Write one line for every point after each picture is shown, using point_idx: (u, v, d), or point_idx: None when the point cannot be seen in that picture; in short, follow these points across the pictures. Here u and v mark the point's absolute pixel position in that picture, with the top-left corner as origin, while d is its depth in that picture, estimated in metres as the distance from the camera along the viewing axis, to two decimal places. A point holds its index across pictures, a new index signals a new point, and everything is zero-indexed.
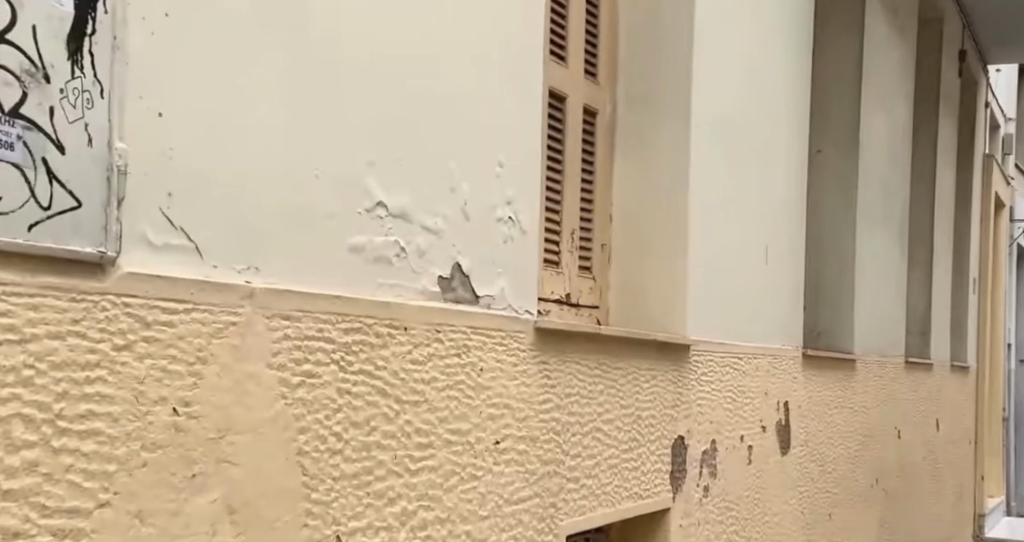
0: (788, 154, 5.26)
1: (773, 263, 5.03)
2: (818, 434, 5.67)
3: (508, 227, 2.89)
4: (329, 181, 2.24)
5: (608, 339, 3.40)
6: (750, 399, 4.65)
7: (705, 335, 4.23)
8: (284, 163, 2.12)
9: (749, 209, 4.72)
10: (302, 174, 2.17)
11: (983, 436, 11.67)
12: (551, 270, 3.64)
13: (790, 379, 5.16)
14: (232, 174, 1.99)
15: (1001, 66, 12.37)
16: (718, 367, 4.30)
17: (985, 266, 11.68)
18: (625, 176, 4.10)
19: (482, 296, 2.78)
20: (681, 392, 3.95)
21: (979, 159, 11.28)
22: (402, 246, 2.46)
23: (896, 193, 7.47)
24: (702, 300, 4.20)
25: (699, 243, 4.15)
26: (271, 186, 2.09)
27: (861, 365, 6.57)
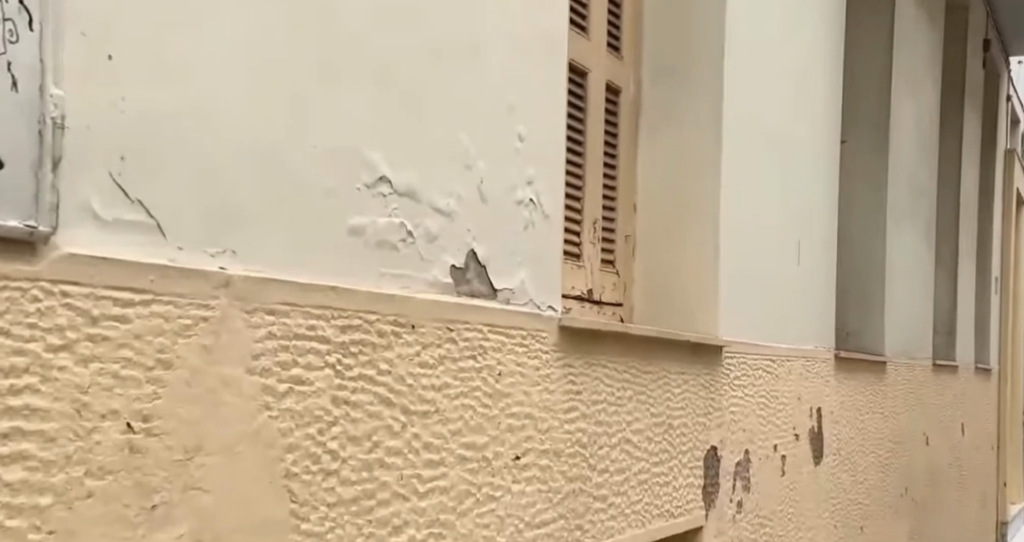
0: (821, 144, 4.90)
1: (805, 259, 4.67)
2: (850, 441, 5.30)
3: (530, 211, 2.53)
4: (322, 152, 1.89)
5: (637, 340, 3.04)
6: (784, 405, 4.29)
7: (737, 336, 3.86)
8: (267, 128, 1.77)
9: (782, 201, 4.36)
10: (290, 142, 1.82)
11: (1005, 442, 11.29)
12: (571, 263, 3.29)
13: (822, 383, 4.80)
14: (204, 136, 1.64)
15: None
16: (751, 370, 3.94)
17: (1007, 266, 11.30)
18: (650, 161, 3.73)
19: (500, 289, 2.42)
20: (714, 398, 3.59)
21: (1002, 154, 10.89)
22: (408, 230, 2.11)
23: (924, 186, 7.11)
24: (734, 298, 3.83)
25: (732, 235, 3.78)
26: (253, 153, 1.74)
27: (891, 368, 6.21)
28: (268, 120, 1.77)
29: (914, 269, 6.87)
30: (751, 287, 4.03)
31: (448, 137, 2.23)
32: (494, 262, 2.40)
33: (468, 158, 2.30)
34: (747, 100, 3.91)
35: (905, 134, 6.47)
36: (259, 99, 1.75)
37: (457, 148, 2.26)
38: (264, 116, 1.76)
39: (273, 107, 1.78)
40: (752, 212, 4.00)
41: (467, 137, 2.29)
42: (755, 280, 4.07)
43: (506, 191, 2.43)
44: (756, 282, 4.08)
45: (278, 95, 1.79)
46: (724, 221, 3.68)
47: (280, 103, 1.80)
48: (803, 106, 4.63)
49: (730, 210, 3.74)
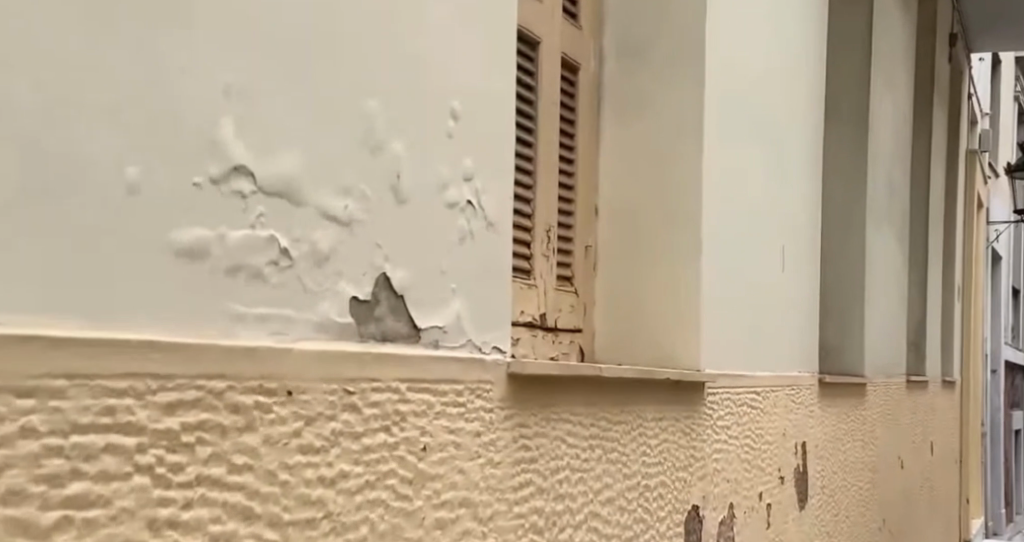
0: (804, 139, 4.22)
1: (787, 273, 3.98)
2: (833, 476, 4.66)
3: (467, 217, 1.83)
4: (145, 133, 1.21)
5: (607, 382, 2.36)
6: (770, 445, 3.62)
7: (719, 367, 3.16)
8: (97, 96, 1.15)
9: (764, 205, 3.68)
10: (135, 122, 1.19)
11: (968, 455, 10.75)
12: (522, 284, 2.60)
13: (807, 413, 4.15)
14: (10, 80, 1.07)
15: (983, 54, 11.42)
16: (735, 407, 3.27)
17: (967, 270, 10.75)
18: (614, 155, 3.03)
19: (427, 330, 1.72)
20: (696, 445, 2.92)
21: (964, 155, 10.33)
22: (281, 249, 1.40)
23: (901, 186, 6.50)
24: (716, 323, 3.13)
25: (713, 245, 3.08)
26: (10, 116, 1.08)
27: (870, 389, 5.59)
28: (99, 85, 1.16)
29: (892, 278, 6.24)
30: (734, 308, 3.33)
31: (346, 110, 1.53)
32: (417, 291, 1.69)
33: (378, 141, 1.60)
34: (729, 80, 3.23)
35: (883, 132, 5.86)
36: (57, 34, 1.11)
37: (361, 125, 1.56)
38: (93, 79, 1.15)
39: (47, 44, 1.11)
40: (734, 216, 3.31)
41: (375, 109, 1.59)
42: (738, 300, 3.37)
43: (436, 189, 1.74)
44: (738, 301, 3.37)
45: (120, 50, 1.18)
46: (706, 230, 2.99)
47: (128, 62, 1.19)
48: (787, 95, 3.96)
49: (711, 215, 3.05)
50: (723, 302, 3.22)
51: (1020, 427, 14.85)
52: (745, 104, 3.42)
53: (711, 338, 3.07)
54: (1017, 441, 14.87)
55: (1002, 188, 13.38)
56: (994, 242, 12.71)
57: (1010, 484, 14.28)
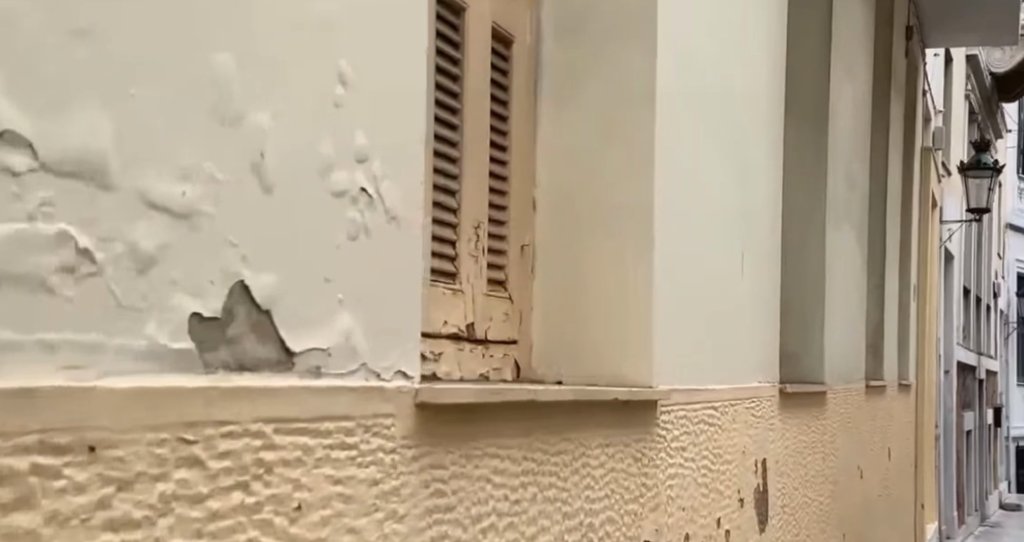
0: (765, 130, 3.86)
1: (747, 276, 3.61)
2: (794, 493, 4.31)
3: (360, 211, 1.45)
4: None
5: (542, 408, 1.98)
6: (728, 465, 3.27)
7: (674, 381, 2.79)
8: None
9: (725, 202, 3.30)
10: None
11: (923, 459, 10.47)
12: (444, 289, 2.22)
13: (768, 426, 3.80)
14: None
15: (940, 48, 11.13)
16: (691, 426, 2.91)
17: (922, 270, 10.47)
18: (553, 140, 2.66)
19: (303, 355, 1.34)
20: (647, 472, 2.55)
21: (919, 152, 10.04)
22: (77, 249, 1.03)
23: (860, 182, 6.16)
24: (671, 331, 2.76)
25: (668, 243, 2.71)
26: None
27: (830, 396, 5.26)
28: None
29: (852, 279, 5.90)
30: (691, 314, 2.95)
31: (185, 66, 1.15)
32: (288, 301, 1.32)
33: (234, 109, 1.21)
34: (687, 57, 2.85)
35: (844, 124, 5.51)
36: None
37: (208, 87, 1.18)
38: None
39: None
40: (691, 210, 2.93)
41: (230, 67, 1.20)
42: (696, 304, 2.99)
43: (315, 173, 1.36)
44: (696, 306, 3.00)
45: None
46: (658, 228, 2.62)
47: None
48: (747, 80, 3.58)
49: (666, 211, 2.68)
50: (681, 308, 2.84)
51: (971, 427, 14.61)
52: (704, 84, 3.05)
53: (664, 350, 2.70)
54: (969, 441, 14.63)
55: (954, 187, 13.13)
56: (947, 241, 12.45)
57: (963, 485, 14.06)
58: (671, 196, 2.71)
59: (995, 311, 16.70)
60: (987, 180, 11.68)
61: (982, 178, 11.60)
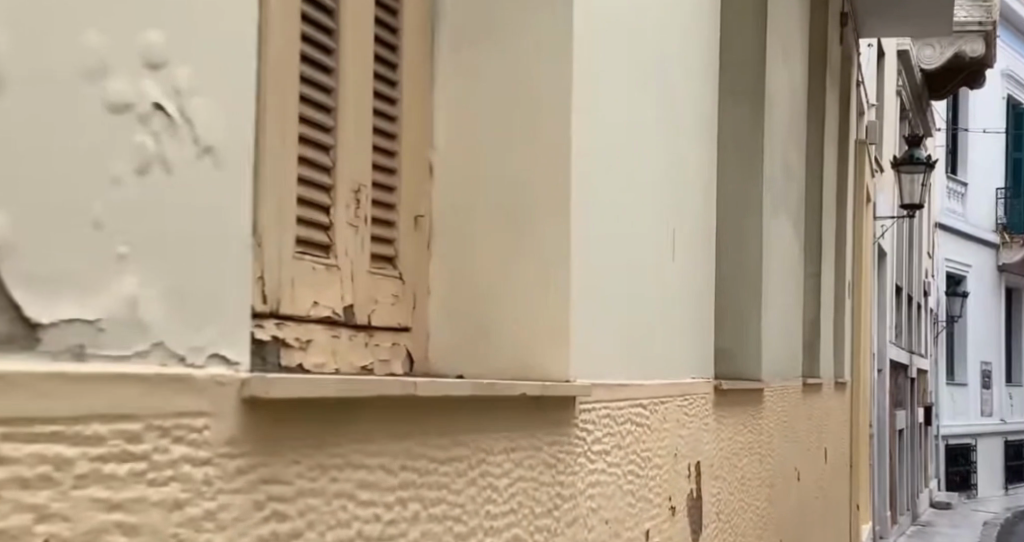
0: (700, 105, 3.49)
1: (680, 264, 3.25)
2: (729, 499, 3.97)
3: (153, 134, 1.07)
4: None
5: (428, 406, 1.61)
6: (658, 469, 2.92)
7: (595, 377, 2.43)
8: None
9: (656, 181, 2.94)
10: None
11: (858, 459, 10.22)
12: (312, 264, 1.84)
13: (702, 426, 3.45)
14: None
15: (873, 40, 10.89)
16: (616, 426, 2.55)
17: (857, 266, 10.22)
18: (453, 93, 2.27)
19: (54, 326, 0.96)
20: (564, 481, 2.19)
21: (853, 146, 9.77)
22: None
23: (796, 169, 5.84)
24: (590, 321, 2.40)
25: (585, 216, 2.35)
26: None
27: (766, 394, 4.92)
28: None
29: (788, 271, 5.57)
30: (616, 303, 2.59)
31: None
32: (28, 249, 0.94)
33: None
34: (610, 9, 2.49)
35: (782, 105, 5.18)
36: None
37: None
38: None
39: None
40: (615, 183, 2.57)
41: None
42: (620, 293, 2.63)
43: (76, 76, 0.98)
44: (621, 294, 2.64)
45: None
46: (574, 203, 2.28)
47: None
48: (680, 44, 3.22)
49: (584, 182, 2.33)
50: (601, 292, 2.48)
51: (902, 426, 14.43)
52: (632, 39, 2.69)
53: (582, 340, 2.33)
54: (901, 441, 14.44)
55: (886, 183, 12.92)
56: (880, 238, 12.23)
57: (896, 484, 13.87)
58: (590, 166, 2.37)
59: (926, 309, 16.57)
60: (920, 174, 11.48)
61: (915, 173, 11.38)
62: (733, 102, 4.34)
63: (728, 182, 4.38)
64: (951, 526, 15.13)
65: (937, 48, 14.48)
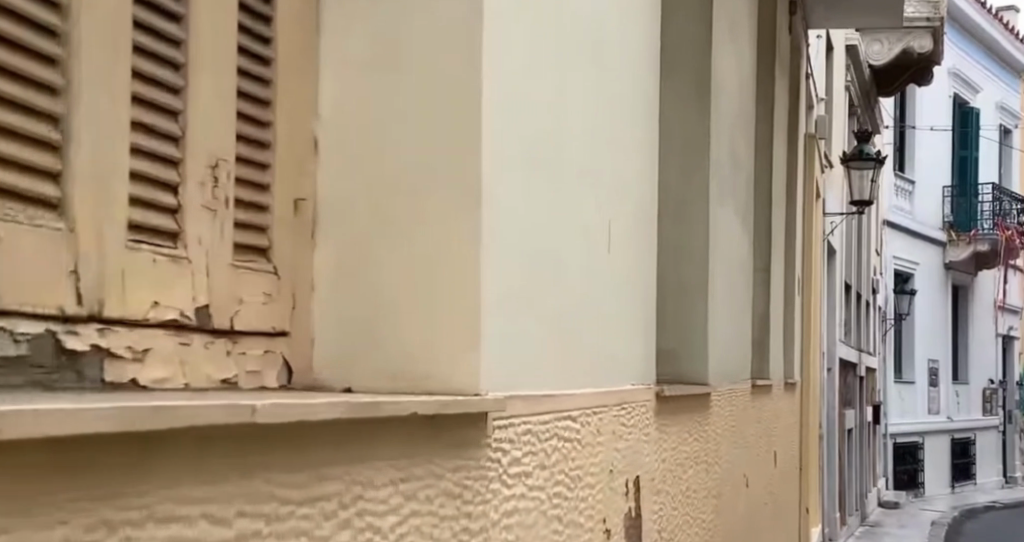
0: (640, 82, 3.17)
1: (618, 258, 2.93)
2: (674, 514, 3.65)
3: None
4: None
5: (269, 435, 1.29)
6: (590, 489, 2.59)
7: (512, 388, 2.10)
8: None
9: (587, 163, 2.62)
10: None
11: (809, 461, 9.96)
12: (153, 255, 1.49)
13: (642, 437, 3.13)
14: None
15: (822, 32, 10.60)
16: (539, 443, 2.22)
17: (806, 263, 9.96)
18: (345, 53, 1.94)
19: None
20: (474, 513, 1.85)
21: (802, 140, 9.49)
22: None
23: (744, 160, 5.52)
24: (507, 324, 2.06)
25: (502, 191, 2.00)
26: None
27: (714, 398, 4.61)
28: None
29: (736, 268, 5.27)
30: (538, 301, 2.26)
31: None
32: None
33: None
34: None
35: (729, 91, 4.86)
36: None
37: None
38: None
39: None
40: (537, 162, 2.23)
41: None
42: (543, 290, 2.31)
43: None
44: (544, 292, 2.31)
45: None
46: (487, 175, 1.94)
47: None
48: (617, 12, 2.89)
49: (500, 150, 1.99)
50: (522, 286, 2.15)
51: (852, 426, 14.23)
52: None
53: (498, 338, 2.00)
54: (851, 441, 14.23)
55: (836, 180, 12.67)
56: (830, 235, 11.99)
57: (846, 485, 13.65)
58: (507, 133, 2.03)
59: (875, 307, 16.38)
60: (869, 171, 11.23)
61: (865, 170, 11.12)
62: (673, 85, 4.02)
63: (670, 169, 4.06)
64: (899, 526, 14.94)
65: (885, 43, 14.23)
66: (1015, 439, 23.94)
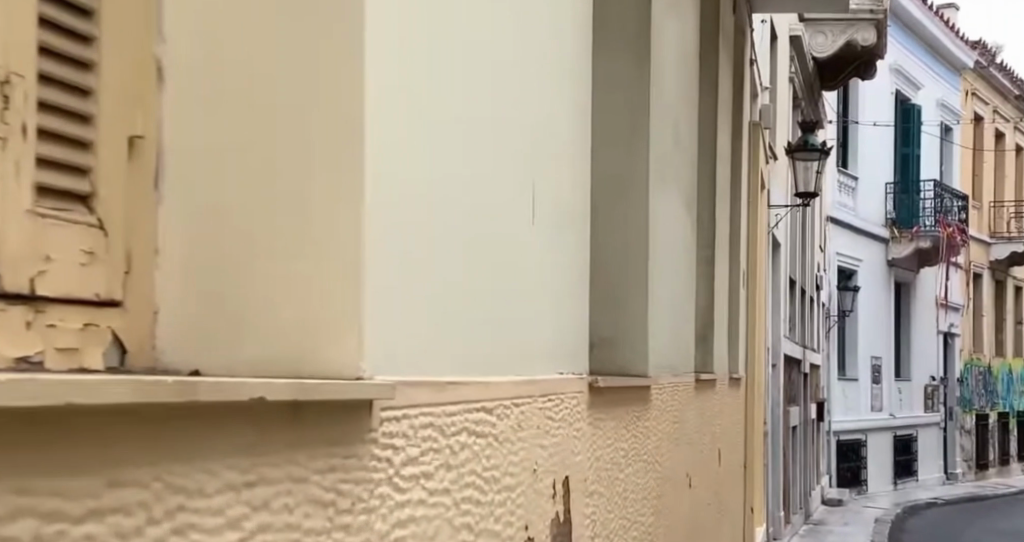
0: (569, 40, 2.82)
1: (544, 230, 2.62)
2: (609, 517, 3.33)
3: None
4: None
5: (11, 420, 0.95)
6: (508, 492, 2.26)
7: (398, 374, 1.74)
8: None
9: (503, 118, 2.30)
10: None
11: (753, 459, 9.69)
12: None
13: (572, 431, 2.79)
14: None
15: (767, 17, 10.32)
16: (442, 437, 1.88)
17: (751, 256, 9.69)
18: None
19: None
20: (350, 523, 1.51)
21: (747, 128, 9.20)
22: None
23: (688, 141, 5.20)
24: (393, 293, 1.75)
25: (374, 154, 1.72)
26: None
27: (654, 391, 4.29)
28: None
29: (678, 255, 4.95)
30: (434, 270, 1.92)
31: None
32: None
33: None
34: None
35: (669, 62, 4.53)
36: None
37: None
38: None
39: None
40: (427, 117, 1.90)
41: None
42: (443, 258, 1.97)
43: None
44: (444, 261, 1.97)
45: None
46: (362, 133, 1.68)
47: None
48: None
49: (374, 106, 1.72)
50: (408, 262, 1.81)
51: (796, 423, 14.00)
52: None
53: (372, 323, 1.68)
54: (795, 437, 14.01)
55: (780, 172, 12.42)
56: (774, 228, 11.73)
57: (790, 483, 13.43)
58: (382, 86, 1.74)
59: (818, 303, 16.19)
60: (814, 162, 10.97)
61: (810, 161, 10.86)
62: (607, 51, 3.68)
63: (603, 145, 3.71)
64: (843, 524, 14.76)
65: (828, 34, 13.98)
66: (957, 435, 23.90)
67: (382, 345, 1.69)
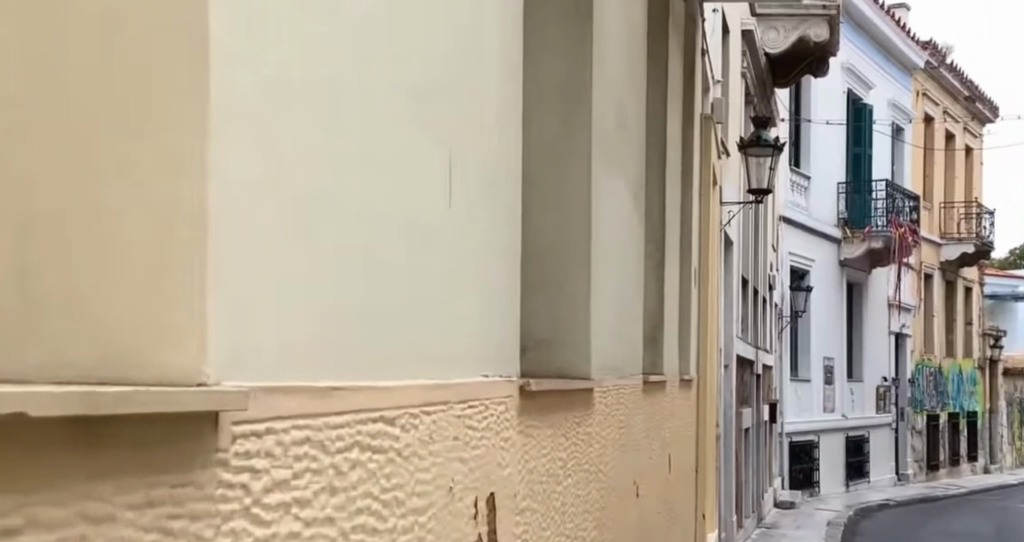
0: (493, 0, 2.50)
1: (461, 209, 2.28)
2: (546, 533, 3.01)
3: None
4: None
5: None
6: (418, 515, 1.93)
7: (238, 376, 1.40)
8: None
9: (404, 78, 1.96)
10: None
11: (705, 463, 9.39)
12: None
13: (499, 441, 2.47)
14: None
15: (718, 8, 10.03)
16: (325, 456, 1.55)
17: (703, 252, 9.39)
18: None
19: None
20: None
21: (697, 121, 8.91)
22: None
23: (634, 127, 4.89)
24: (240, 257, 1.42)
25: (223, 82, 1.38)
26: None
27: (597, 393, 3.98)
28: None
29: (624, 248, 4.63)
30: (300, 249, 1.58)
31: None
32: None
33: None
34: None
35: (612, 41, 4.21)
36: None
37: None
38: None
39: None
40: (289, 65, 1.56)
41: None
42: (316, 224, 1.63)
43: None
44: (315, 234, 1.63)
45: None
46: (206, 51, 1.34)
47: None
48: None
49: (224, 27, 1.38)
50: (260, 243, 1.47)
51: (749, 424, 13.74)
52: None
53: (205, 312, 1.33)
54: (747, 438, 13.76)
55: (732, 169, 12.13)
56: (726, 225, 11.45)
57: (743, 486, 13.16)
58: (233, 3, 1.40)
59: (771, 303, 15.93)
60: (767, 158, 10.69)
61: (763, 156, 10.58)
62: (544, 23, 3.36)
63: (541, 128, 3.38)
64: (795, 526, 14.52)
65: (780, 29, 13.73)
66: (908, 435, 23.78)
67: (221, 320, 1.37)
